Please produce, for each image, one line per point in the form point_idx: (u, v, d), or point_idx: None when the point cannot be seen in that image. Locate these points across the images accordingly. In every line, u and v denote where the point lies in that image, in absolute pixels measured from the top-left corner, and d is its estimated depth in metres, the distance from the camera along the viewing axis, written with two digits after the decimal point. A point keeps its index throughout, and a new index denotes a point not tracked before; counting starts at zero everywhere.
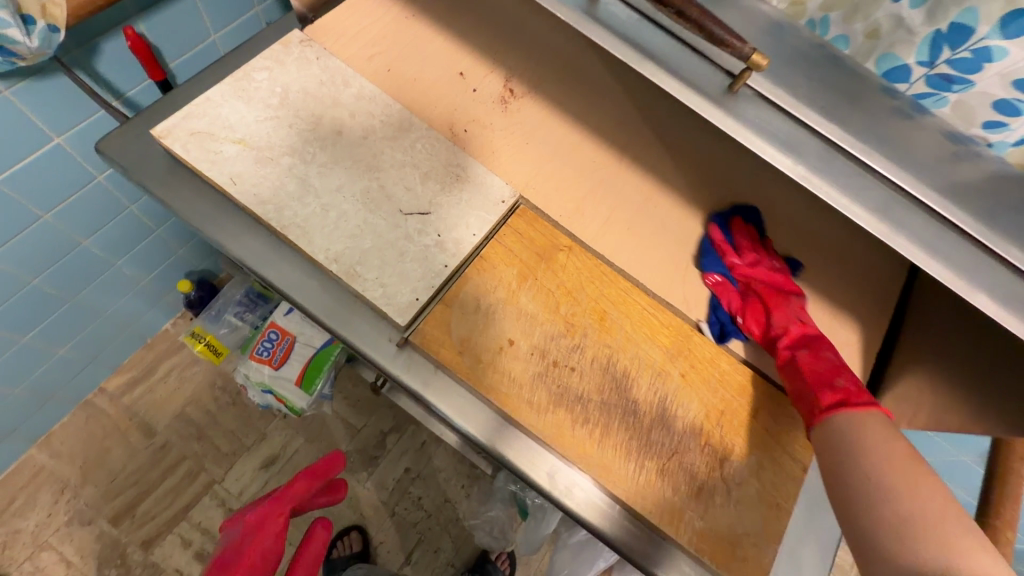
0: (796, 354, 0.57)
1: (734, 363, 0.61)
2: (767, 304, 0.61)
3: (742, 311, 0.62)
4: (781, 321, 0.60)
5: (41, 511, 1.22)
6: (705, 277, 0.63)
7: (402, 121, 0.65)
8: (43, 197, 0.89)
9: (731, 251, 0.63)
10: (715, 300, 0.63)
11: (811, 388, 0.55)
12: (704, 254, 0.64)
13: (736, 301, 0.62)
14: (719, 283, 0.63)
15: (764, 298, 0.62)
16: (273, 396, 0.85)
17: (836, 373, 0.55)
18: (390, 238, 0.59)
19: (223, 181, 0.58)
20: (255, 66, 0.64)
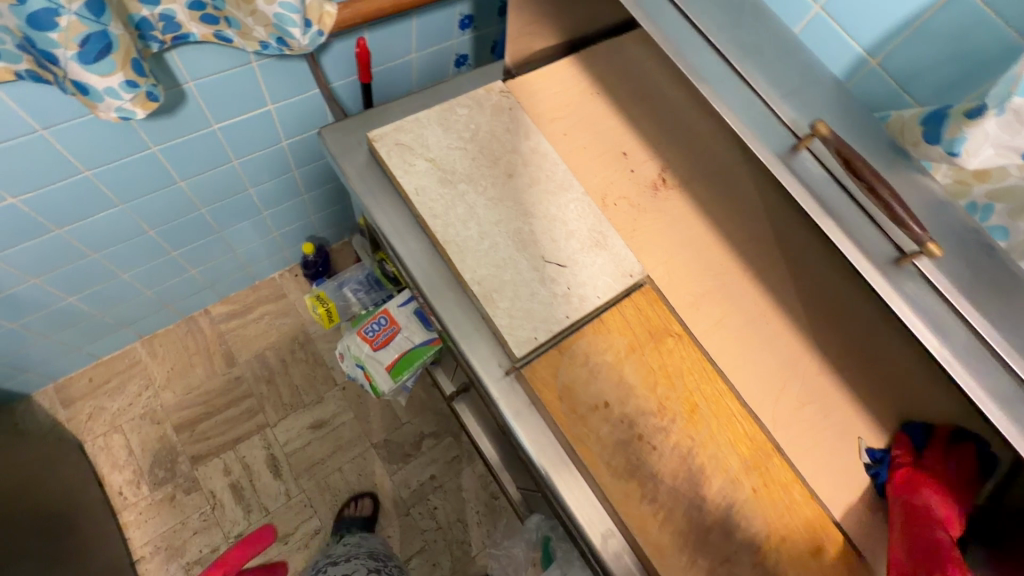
0: (929, 530, 0.52)
1: (757, 430, 0.64)
2: (921, 482, 0.58)
3: (898, 485, 0.59)
4: (928, 501, 0.55)
5: (125, 398, 1.37)
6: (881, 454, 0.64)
7: (564, 181, 0.73)
8: (240, 147, 1.05)
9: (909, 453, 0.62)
10: (882, 474, 0.62)
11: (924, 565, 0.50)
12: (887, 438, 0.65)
13: (899, 478, 0.60)
14: (897, 464, 0.62)
15: (920, 480, 0.58)
16: (362, 372, 0.94)
17: (949, 548, 0.50)
18: (527, 278, 0.66)
19: (408, 189, 0.68)
20: (460, 103, 0.75)
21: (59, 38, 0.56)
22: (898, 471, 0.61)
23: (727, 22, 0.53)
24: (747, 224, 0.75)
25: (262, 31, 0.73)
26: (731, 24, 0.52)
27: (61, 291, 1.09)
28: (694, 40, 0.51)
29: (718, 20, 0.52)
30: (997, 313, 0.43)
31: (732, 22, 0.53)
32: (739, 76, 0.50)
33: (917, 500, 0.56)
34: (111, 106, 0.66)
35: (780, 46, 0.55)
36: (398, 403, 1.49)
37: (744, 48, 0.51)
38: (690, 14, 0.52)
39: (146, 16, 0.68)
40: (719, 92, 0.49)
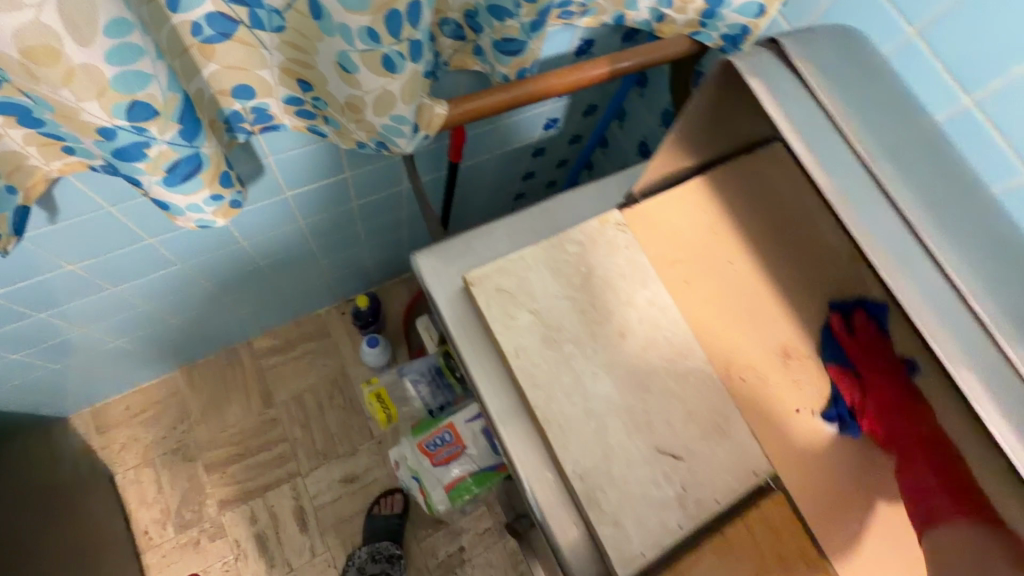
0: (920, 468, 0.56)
1: None
2: (898, 406, 0.58)
3: (864, 406, 0.60)
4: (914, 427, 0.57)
5: (160, 430, 1.34)
6: (822, 365, 0.63)
7: (684, 345, 0.62)
8: (310, 208, 0.98)
9: (847, 341, 0.61)
10: (838, 395, 0.62)
11: (932, 498, 0.54)
12: (822, 344, 0.64)
13: (854, 392, 0.61)
14: (834, 372, 0.62)
15: (904, 407, 0.58)
16: (417, 484, 0.87)
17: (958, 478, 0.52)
18: (638, 472, 0.56)
19: (508, 350, 0.58)
20: (571, 237, 0.64)
21: (144, 167, 0.47)
22: (843, 379, 0.62)
23: (998, 276, 0.41)
24: None
25: (362, 135, 0.62)
26: (1004, 279, 0.41)
27: (109, 336, 1.04)
28: (953, 304, 0.41)
29: (986, 272, 0.41)
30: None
31: (1005, 277, 0.41)
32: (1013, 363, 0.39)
33: (897, 428, 0.58)
34: (191, 218, 0.57)
35: None
36: (461, 539, 1.37)
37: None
38: (952, 270, 0.41)
39: (238, 109, 0.60)
40: (990, 395, 0.39)
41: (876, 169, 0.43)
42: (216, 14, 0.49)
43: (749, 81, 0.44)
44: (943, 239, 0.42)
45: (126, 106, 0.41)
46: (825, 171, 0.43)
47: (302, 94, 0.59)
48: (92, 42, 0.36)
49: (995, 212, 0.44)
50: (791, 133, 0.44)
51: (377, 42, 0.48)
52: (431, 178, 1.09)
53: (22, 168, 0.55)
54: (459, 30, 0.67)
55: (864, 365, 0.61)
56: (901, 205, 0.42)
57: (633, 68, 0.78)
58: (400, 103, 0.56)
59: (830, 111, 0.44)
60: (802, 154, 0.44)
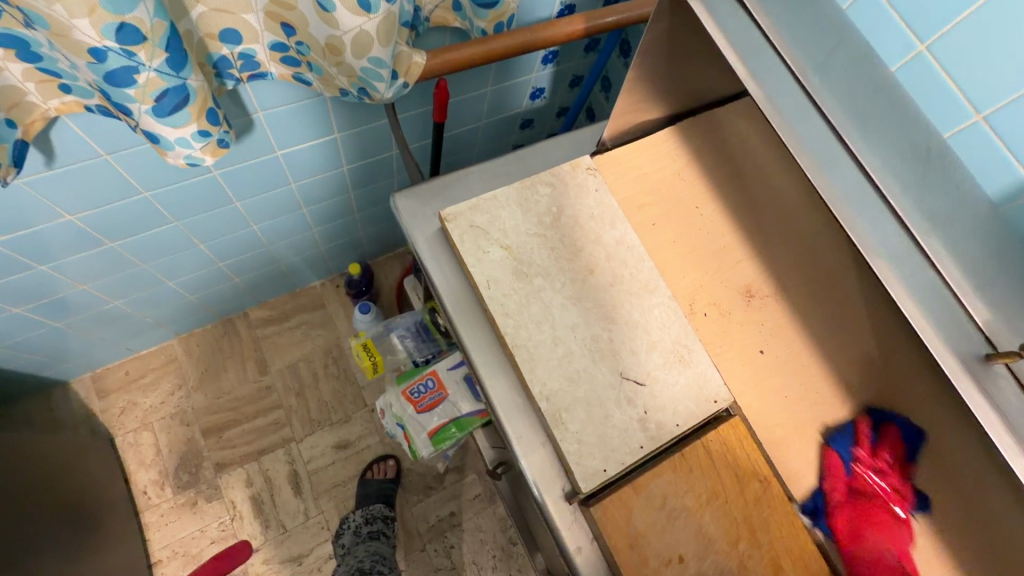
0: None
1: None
2: (867, 518, 0.56)
3: (840, 505, 0.58)
4: (879, 546, 0.55)
5: (158, 395, 1.37)
6: (825, 450, 0.61)
7: (650, 281, 0.65)
8: (301, 170, 1.01)
9: (866, 448, 0.58)
10: (821, 482, 0.60)
11: None
12: (838, 431, 0.61)
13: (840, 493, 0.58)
14: (834, 466, 0.60)
15: (873, 510, 0.56)
16: (402, 432, 0.90)
17: None
18: (602, 395, 0.59)
19: (479, 281, 0.61)
20: (543, 179, 0.67)
21: (134, 93, 0.51)
22: (834, 479, 0.59)
23: (908, 167, 0.44)
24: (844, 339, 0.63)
25: (344, 80, 0.66)
26: (921, 177, 0.44)
27: (107, 295, 1.07)
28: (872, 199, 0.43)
29: (897, 161, 0.44)
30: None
31: (915, 168, 0.44)
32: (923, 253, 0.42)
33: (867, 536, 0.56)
34: (180, 154, 0.61)
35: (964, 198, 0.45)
36: (451, 504, 1.41)
37: (934, 213, 0.43)
38: (871, 169, 0.44)
39: (226, 55, 0.63)
40: (899, 276, 0.42)
41: (805, 78, 0.46)
42: None
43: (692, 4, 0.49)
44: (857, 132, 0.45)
45: (115, 27, 0.44)
46: (757, 79, 0.47)
47: (286, 38, 0.63)
48: None
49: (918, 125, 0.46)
50: (727, 46, 0.47)
51: None
52: (420, 145, 1.14)
53: (22, 103, 0.59)
54: None
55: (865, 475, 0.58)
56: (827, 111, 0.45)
57: (608, 28, 0.80)
58: (377, 45, 0.59)
59: (765, 28, 0.47)
60: (735, 64, 0.47)
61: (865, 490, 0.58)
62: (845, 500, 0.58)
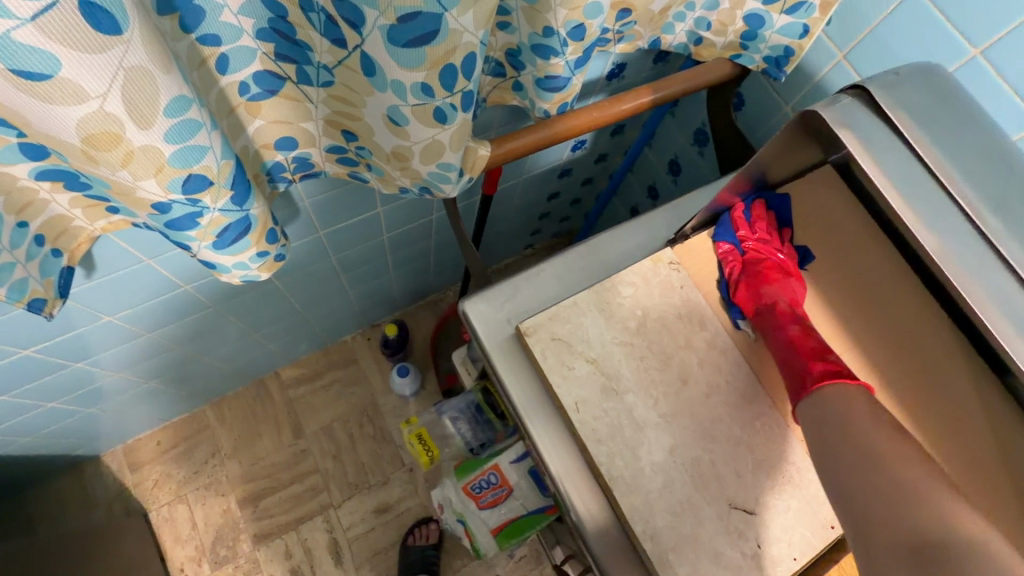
0: (790, 328, 0.56)
1: None
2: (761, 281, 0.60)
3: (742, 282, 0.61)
4: (775, 296, 0.59)
5: (191, 466, 1.33)
6: (715, 243, 0.64)
7: (749, 389, 0.59)
8: (341, 244, 0.97)
9: (745, 225, 0.63)
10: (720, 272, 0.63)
11: (801, 361, 0.54)
12: (719, 223, 0.65)
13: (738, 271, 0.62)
14: (726, 252, 0.63)
15: (764, 272, 0.60)
16: (461, 527, 0.84)
17: (829, 348, 0.54)
18: (711, 530, 0.53)
19: (567, 402, 0.56)
20: (624, 278, 0.62)
21: (196, 233, 0.46)
22: (729, 257, 0.63)
23: None
24: None
25: (406, 181, 0.61)
26: None
27: (142, 377, 1.03)
28: None
29: None
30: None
31: None
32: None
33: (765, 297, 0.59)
34: (236, 275, 0.56)
35: None
36: (498, 568, 1.35)
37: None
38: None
39: (281, 160, 0.59)
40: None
41: (982, 220, 0.40)
42: (264, 72, 0.48)
43: (837, 132, 0.43)
44: None
45: (182, 180, 0.39)
46: (924, 222, 0.41)
47: (346, 143, 0.58)
48: (153, 124, 0.35)
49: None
50: (883, 182, 0.42)
51: (430, 95, 0.46)
52: (467, 202, 1.06)
53: (68, 230, 0.55)
54: (499, 67, 0.65)
55: (752, 245, 0.62)
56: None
57: (673, 97, 0.75)
58: (448, 151, 0.54)
59: (931, 164, 0.41)
60: (897, 207, 0.41)
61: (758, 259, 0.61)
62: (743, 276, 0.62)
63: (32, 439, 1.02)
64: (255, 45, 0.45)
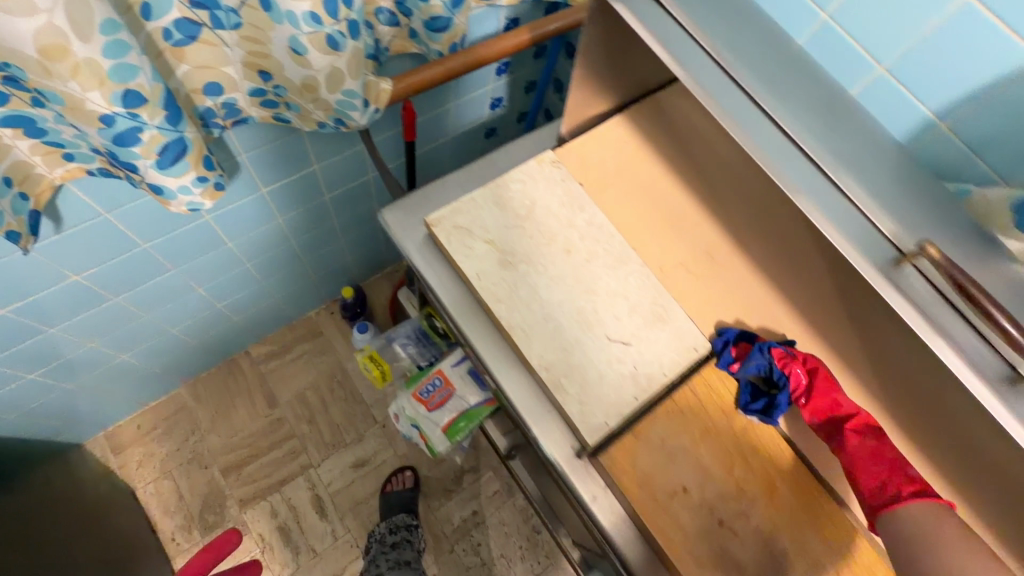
0: (866, 439, 0.59)
1: (840, 511, 0.62)
2: (827, 388, 0.62)
3: (806, 394, 0.62)
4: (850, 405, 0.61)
5: (173, 443, 1.41)
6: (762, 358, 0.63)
7: (622, 253, 0.72)
8: (285, 205, 1.07)
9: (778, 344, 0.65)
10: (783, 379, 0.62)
11: (890, 475, 0.57)
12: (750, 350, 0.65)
13: (799, 382, 0.62)
14: (783, 360, 0.63)
15: (823, 381, 0.62)
16: (417, 431, 0.96)
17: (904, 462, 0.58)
18: (595, 359, 0.66)
19: (470, 275, 0.68)
20: (513, 177, 0.74)
21: (140, 151, 0.57)
22: (787, 362, 0.63)
23: (821, 126, 0.50)
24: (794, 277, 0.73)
25: (321, 114, 0.72)
26: (829, 133, 0.50)
27: (114, 350, 1.12)
28: (793, 153, 0.49)
29: (807, 122, 0.50)
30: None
31: (824, 127, 0.50)
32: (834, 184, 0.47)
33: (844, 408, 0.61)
34: (183, 201, 0.66)
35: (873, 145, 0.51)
36: (472, 504, 1.47)
37: (841, 152, 0.49)
38: (783, 123, 0.50)
39: (211, 106, 0.70)
40: (819, 207, 0.46)
41: (720, 56, 0.52)
42: (183, 19, 0.59)
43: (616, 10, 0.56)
44: (772, 101, 0.51)
45: (121, 94, 0.51)
46: (677, 60, 0.53)
47: (264, 83, 0.69)
48: (91, 39, 0.47)
49: (817, 82, 0.53)
50: (650, 37, 0.54)
51: (320, 23, 0.58)
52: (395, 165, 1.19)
53: (31, 176, 0.64)
54: (394, 17, 0.76)
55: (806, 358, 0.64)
56: (743, 84, 0.51)
57: (553, 33, 0.88)
58: (348, 78, 0.66)
59: (680, 18, 0.54)
60: (659, 52, 0.53)
61: (814, 369, 0.63)
62: (805, 384, 0.62)
63: (14, 418, 1.09)
64: None
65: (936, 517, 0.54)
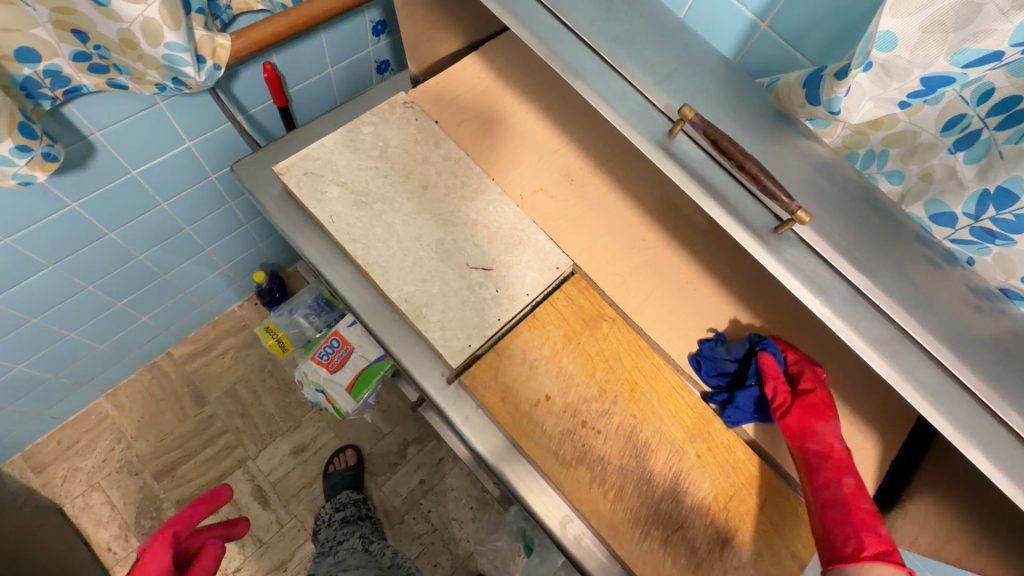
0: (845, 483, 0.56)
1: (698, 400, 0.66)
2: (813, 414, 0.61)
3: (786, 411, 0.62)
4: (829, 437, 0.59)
5: (98, 455, 1.36)
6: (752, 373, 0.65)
7: (480, 184, 0.73)
8: (166, 188, 1.03)
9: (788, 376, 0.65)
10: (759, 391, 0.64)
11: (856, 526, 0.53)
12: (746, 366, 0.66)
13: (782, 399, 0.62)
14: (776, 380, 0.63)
15: (815, 411, 0.61)
16: (324, 396, 0.95)
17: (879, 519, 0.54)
18: (455, 286, 0.67)
19: (323, 218, 0.67)
20: (364, 121, 0.74)
21: None
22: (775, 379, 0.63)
23: (598, 16, 0.53)
24: (649, 191, 0.76)
25: (155, 74, 0.71)
26: (606, 22, 0.53)
27: (8, 360, 1.08)
28: (573, 42, 0.50)
29: (588, 15, 0.52)
30: (862, 263, 0.47)
31: (603, 16, 0.53)
32: (612, 68, 0.50)
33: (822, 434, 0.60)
34: (8, 173, 0.64)
35: (653, 38, 0.55)
36: (420, 472, 1.48)
37: (619, 41, 0.52)
38: (563, 15, 0.51)
39: (30, 74, 0.66)
40: (598, 90, 0.48)
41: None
42: None
43: None
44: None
45: None
46: None
47: (84, 46, 0.67)
48: None
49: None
50: None
51: None
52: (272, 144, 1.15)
53: None
54: None
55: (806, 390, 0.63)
56: None
57: None
58: (167, 30, 0.64)
59: None
60: None
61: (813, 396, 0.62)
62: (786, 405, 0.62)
63: None
64: None
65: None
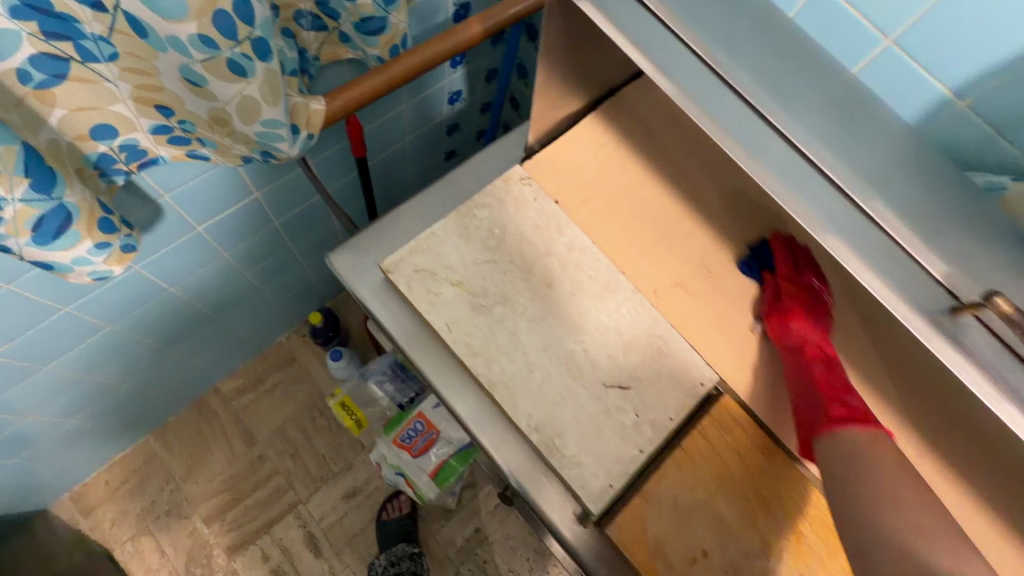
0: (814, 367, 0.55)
1: None
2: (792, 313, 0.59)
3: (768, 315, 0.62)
4: (803, 335, 0.58)
5: (147, 497, 1.31)
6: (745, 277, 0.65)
7: (610, 280, 0.63)
8: (229, 239, 0.95)
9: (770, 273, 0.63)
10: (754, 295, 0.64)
11: (823, 401, 0.53)
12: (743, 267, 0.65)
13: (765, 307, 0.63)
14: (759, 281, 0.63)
15: (793, 309, 0.59)
16: (403, 478, 0.88)
17: (850, 393, 0.53)
18: (590, 410, 0.58)
19: (439, 326, 0.58)
20: (477, 202, 0.64)
21: (5, 229, 0.46)
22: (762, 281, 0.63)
23: (847, 137, 0.39)
24: None
25: (243, 147, 0.61)
26: (857, 144, 0.39)
27: (61, 416, 1.02)
28: (809, 173, 0.37)
29: (838, 138, 0.39)
30: None
31: (856, 137, 0.39)
32: None
33: (795, 332, 0.58)
34: (83, 272, 0.55)
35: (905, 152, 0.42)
36: (475, 519, 1.40)
37: (874, 174, 0.38)
38: (799, 139, 0.38)
39: (105, 151, 0.57)
40: (859, 254, 0.36)
41: (711, 56, 0.39)
42: (42, 56, 0.45)
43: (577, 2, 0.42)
44: (784, 109, 0.39)
45: None
46: (666, 74, 0.39)
47: (167, 119, 0.58)
48: None
49: (826, 77, 0.42)
50: (617, 31, 0.40)
51: (215, 47, 0.47)
52: (336, 186, 1.06)
53: None
54: (318, 20, 0.65)
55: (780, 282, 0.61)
56: (744, 91, 0.39)
57: (512, 21, 0.74)
58: (266, 106, 0.54)
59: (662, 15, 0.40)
60: (637, 59, 0.39)
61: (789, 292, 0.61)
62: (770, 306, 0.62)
63: None
64: (15, 26, 0.43)
65: (874, 445, 0.48)
